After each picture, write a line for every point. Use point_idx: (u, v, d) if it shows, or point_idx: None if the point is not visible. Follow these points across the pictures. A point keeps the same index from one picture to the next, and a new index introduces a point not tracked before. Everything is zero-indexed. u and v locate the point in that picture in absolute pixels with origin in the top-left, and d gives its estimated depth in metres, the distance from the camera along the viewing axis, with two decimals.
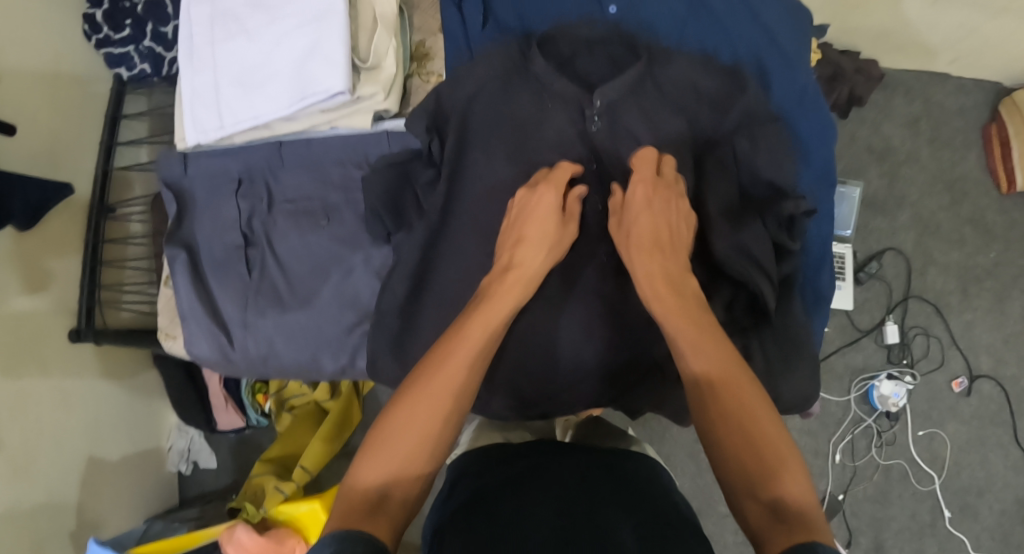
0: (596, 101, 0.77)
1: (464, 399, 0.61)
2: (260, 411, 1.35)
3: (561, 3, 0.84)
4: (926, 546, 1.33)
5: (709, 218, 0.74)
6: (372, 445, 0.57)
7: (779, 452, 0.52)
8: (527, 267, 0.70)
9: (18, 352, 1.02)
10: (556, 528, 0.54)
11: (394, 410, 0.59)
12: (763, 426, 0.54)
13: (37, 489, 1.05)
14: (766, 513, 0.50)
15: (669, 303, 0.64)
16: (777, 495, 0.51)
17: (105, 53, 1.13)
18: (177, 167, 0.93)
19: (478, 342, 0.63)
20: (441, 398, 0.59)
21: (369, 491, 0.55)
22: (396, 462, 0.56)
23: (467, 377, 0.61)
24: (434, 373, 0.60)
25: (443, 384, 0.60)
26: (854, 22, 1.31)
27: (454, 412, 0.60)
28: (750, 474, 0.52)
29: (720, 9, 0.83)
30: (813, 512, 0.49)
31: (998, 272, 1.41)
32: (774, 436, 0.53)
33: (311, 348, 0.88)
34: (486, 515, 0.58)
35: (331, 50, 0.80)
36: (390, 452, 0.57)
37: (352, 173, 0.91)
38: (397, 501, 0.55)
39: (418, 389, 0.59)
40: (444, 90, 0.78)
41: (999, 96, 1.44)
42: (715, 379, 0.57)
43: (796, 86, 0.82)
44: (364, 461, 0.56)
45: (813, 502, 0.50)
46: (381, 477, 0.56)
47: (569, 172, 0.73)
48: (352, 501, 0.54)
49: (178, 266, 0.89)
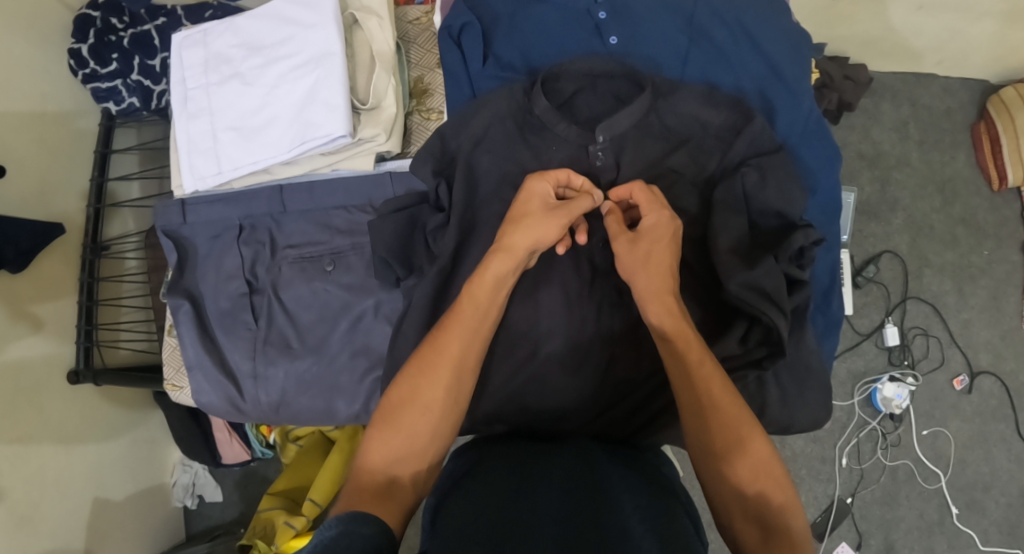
0: (600, 135, 0.83)
1: (460, 383, 0.65)
2: (264, 442, 1.33)
3: (565, 44, 0.90)
4: (935, 544, 1.34)
5: (720, 257, 0.76)
6: (379, 432, 0.62)
7: (760, 465, 0.58)
8: (517, 246, 0.71)
9: (17, 398, 1.00)
10: (563, 512, 0.59)
11: (396, 399, 0.63)
12: (748, 435, 0.59)
13: (41, 538, 1.03)
14: (752, 522, 0.57)
15: (666, 302, 0.68)
16: (761, 505, 0.57)
17: (92, 88, 1.07)
18: (175, 216, 0.91)
19: (468, 326, 0.67)
20: (435, 385, 0.63)
21: (377, 475, 0.60)
22: (404, 443, 0.61)
23: (460, 357, 0.65)
24: (431, 362, 0.64)
25: (437, 370, 0.63)
26: (841, 30, 1.32)
27: (450, 396, 0.63)
28: (735, 478, 0.58)
29: (722, 40, 0.89)
30: (792, 522, 0.56)
31: (992, 270, 1.42)
32: (754, 442, 0.59)
33: (325, 395, 0.88)
34: (489, 499, 0.62)
35: (331, 94, 0.81)
36: (394, 438, 0.61)
37: (357, 218, 0.90)
38: (405, 484, 0.60)
39: (416, 378, 0.63)
40: (449, 132, 0.83)
41: (985, 95, 1.46)
42: (704, 380, 0.62)
43: (800, 116, 0.88)
44: (371, 447, 0.61)
45: (795, 513, 0.57)
46: (388, 461, 0.60)
47: (566, 174, 0.76)
48: (363, 485, 0.59)
49: (182, 316, 0.89)
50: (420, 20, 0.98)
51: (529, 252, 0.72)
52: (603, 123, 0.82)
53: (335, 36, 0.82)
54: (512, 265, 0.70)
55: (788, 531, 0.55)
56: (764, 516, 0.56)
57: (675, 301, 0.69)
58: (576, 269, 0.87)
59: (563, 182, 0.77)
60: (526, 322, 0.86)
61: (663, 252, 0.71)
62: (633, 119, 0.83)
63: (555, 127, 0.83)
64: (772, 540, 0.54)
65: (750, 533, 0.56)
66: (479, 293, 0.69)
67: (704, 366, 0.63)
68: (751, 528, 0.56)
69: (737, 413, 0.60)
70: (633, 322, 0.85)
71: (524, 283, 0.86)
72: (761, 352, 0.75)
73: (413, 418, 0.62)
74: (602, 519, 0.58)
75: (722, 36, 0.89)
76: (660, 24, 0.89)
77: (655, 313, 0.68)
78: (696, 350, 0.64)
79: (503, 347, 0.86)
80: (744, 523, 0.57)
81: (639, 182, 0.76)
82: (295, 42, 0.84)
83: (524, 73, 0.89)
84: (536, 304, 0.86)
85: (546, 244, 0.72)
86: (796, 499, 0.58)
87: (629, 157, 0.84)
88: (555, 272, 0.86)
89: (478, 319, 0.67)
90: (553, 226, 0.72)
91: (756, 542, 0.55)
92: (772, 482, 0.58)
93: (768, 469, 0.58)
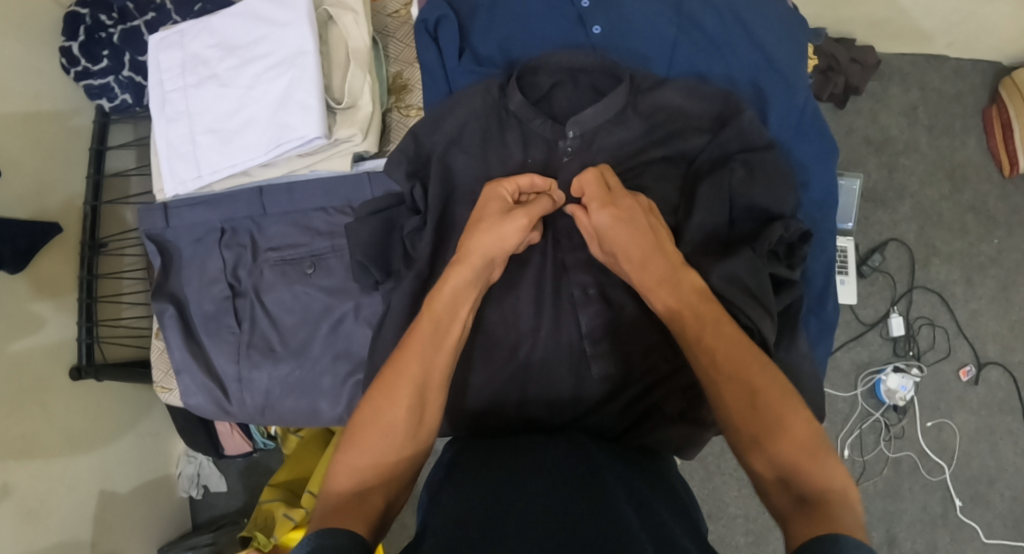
0: (570, 130, 0.83)
1: (423, 404, 0.62)
2: (265, 434, 1.30)
3: (546, 36, 0.90)
4: (938, 537, 1.31)
5: (689, 257, 0.77)
6: (345, 457, 0.60)
7: (790, 442, 0.54)
8: (472, 256, 0.70)
9: (20, 397, 1.00)
10: (546, 509, 0.57)
11: (357, 423, 0.61)
12: (788, 413, 0.56)
13: (47, 532, 1.04)
14: (787, 494, 0.53)
15: (667, 298, 0.67)
16: (795, 474, 0.53)
17: (85, 86, 1.05)
18: (159, 220, 0.93)
19: (424, 342, 0.64)
20: (397, 403, 0.61)
21: (346, 494, 0.57)
22: (369, 466, 0.59)
23: (419, 375, 0.62)
24: (389, 384, 0.62)
25: (397, 391, 0.61)
26: (849, 12, 1.27)
27: (413, 418, 0.61)
28: (767, 455, 0.55)
29: (712, 28, 0.88)
30: (841, 500, 0.51)
31: (1002, 260, 1.38)
32: (794, 423, 0.55)
33: (309, 399, 0.89)
34: (473, 493, 0.61)
35: (305, 96, 0.81)
36: (361, 459, 0.59)
37: (336, 220, 0.91)
38: (376, 502, 0.57)
39: (377, 398, 0.61)
40: (423, 131, 0.83)
41: (998, 77, 1.41)
42: (723, 365, 0.59)
43: (794, 109, 0.88)
44: (337, 469, 0.59)
45: (848, 493, 0.52)
46: (354, 481, 0.58)
47: (529, 178, 0.77)
48: (331, 505, 0.57)
49: (167, 321, 0.90)
50: (399, 13, 0.97)
51: (485, 263, 0.71)
52: (573, 119, 0.82)
53: (310, 35, 0.82)
54: (468, 277, 0.70)
55: (829, 496, 0.51)
56: (799, 487, 0.53)
57: (673, 279, 0.68)
58: (550, 271, 0.86)
59: (525, 186, 0.78)
60: (504, 325, 0.85)
61: (628, 239, 0.71)
62: (604, 117, 0.83)
63: (531, 123, 0.83)
64: (809, 510, 0.51)
65: (788, 505, 0.53)
66: (438, 308, 0.67)
67: (702, 339, 0.62)
68: (786, 496, 0.53)
69: (747, 378, 0.58)
70: (613, 326, 0.84)
71: (500, 283, 0.85)
72: None
73: (375, 438, 0.60)
74: (600, 513, 0.55)
75: (712, 23, 0.88)
76: (649, 14, 0.88)
77: (659, 300, 0.68)
78: (713, 331, 0.63)
79: (480, 351, 0.84)
80: (781, 493, 0.54)
81: (590, 173, 0.75)
82: (268, 41, 0.84)
83: (502, 67, 0.89)
84: (518, 308, 0.85)
85: (501, 251, 0.72)
86: (845, 476, 0.53)
87: (600, 148, 0.85)
88: (533, 269, 0.86)
89: (435, 333, 0.66)
90: (507, 230, 0.71)
91: (791, 508, 0.52)
92: (804, 453, 0.54)
93: (816, 442, 0.55)
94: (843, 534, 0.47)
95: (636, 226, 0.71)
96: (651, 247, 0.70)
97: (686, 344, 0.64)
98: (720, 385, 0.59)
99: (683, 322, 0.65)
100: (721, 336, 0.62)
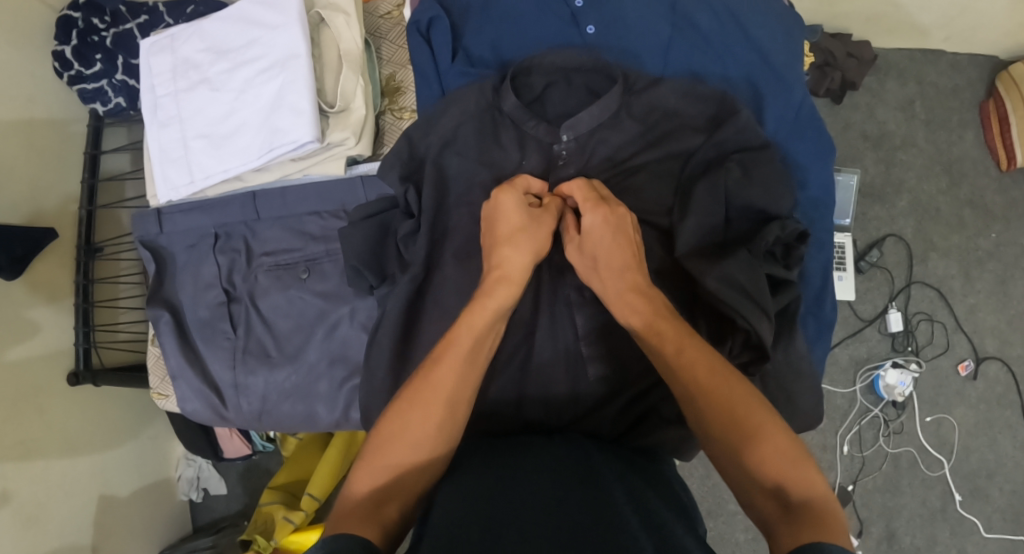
0: (565, 134, 0.83)
1: (453, 418, 0.62)
2: (264, 437, 1.30)
3: (540, 35, 0.89)
4: (938, 532, 1.31)
5: (685, 260, 0.77)
6: (364, 463, 0.60)
7: (770, 451, 0.54)
8: (516, 271, 0.71)
9: (17, 404, 1.00)
10: (550, 509, 0.57)
11: (380, 431, 0.61)
12: (764, 423, 0.55)
13: (48, 538, 1.04)
14: (770, 500, 0.53)
15: (641, 308, 0.67)
16: (779, 483, 0.53)
17: (78, 90, 1.03)
18: (152, 226, 0.93)
19: (460, 357, 0.64)
20: (426, 416, 0.61)
21: (362, 500, 0.57)
22: (386, 473, 0.59)
23: (453, 393, 0.62)
24: (418, 394, 0.62)
25: (427, 404, 0.61)
26: (845, 7, 1.27)
27: (443, 429, 0.61)
28: (746, 461, 0.54)
29: (706, 26, 0.88)
30: (823, 507, 0.51)
31: (1000, 254, 1.38)
32: (773, 434, 0.55)
33: (306, 404, 0.89)
34: (479, 486, 0.61)
35: (296, 99, 0.81)
36: (380, 467, 0.59)
37: (330, 224, 0.91)
38: (391, 511, 0.57)
39: (404, 407, 0.61)
40: (417, 134, 0.83)
41: (995, 71, 1.40)
42: (700, 378, 0.59)
43: (791, 107, 0.87)
44: (357, 474, 0.59)
45: (828, 500, 0.52)
46: (373, 488, 0.58)
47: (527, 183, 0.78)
48: (346, 511, 0.56)
49: (162, 327, 0.90)
50: (391, 14, 0.97)
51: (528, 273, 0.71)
52: (567, 122, 0.82)
53: (301, 38, 0.82)
54: (514, 293, 0.70)
55: (814, 505, 0.51)
56: (784, 496, 0.52)
57: (639, 295, 0.68)
58: (545, 273, 0.86)
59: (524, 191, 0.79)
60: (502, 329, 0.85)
61: (608, 247, 0.72)
62: (599, 118, 0.83)
63: (525, 125, 0.83)
64: (795, 517, 0.50)
65: (772, 512, 0.52)
66: (478, 320, 0.67)
67: (682, 353, 0.61)
68: (771, 505, 0.53)
69: (725, 391, 0.57)
70: (610, 328, 0.84)
71: None
72: (745, 358, 0.74)
73: (397, 447, 0.60)
74: (602, 515, 0.55)
75: (706, 20, 0.88)
76: (644, 13, 0.87)
77: (628, 313, 0.68)
78: (685, 344, 0.62)
79: None
80: (765, 502, 0.53)
81: (578, 181, 0.77)
82: (259, 45, 0.84)
83: (496, 68, 0.89)
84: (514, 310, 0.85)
85: (538, 255, 0.73)
86: (823, 483, 0.53)
87: (595, 150, 0.85)
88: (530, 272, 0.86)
89: (475, 348, 0.65)
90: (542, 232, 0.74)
91: (775, 515, 0.52)
92: (785, 461, 0.54)
93: (794, 450, 0.54)
94: (830, 543, 0.46)
95: (621, 236, 0.73)
96: (631, 260, 0.71)
97: (662, 359, 0.63)
98: (698, 397, 0.58)
99: (653, 332, 0.65)
100: (698, 350, 0.61)
